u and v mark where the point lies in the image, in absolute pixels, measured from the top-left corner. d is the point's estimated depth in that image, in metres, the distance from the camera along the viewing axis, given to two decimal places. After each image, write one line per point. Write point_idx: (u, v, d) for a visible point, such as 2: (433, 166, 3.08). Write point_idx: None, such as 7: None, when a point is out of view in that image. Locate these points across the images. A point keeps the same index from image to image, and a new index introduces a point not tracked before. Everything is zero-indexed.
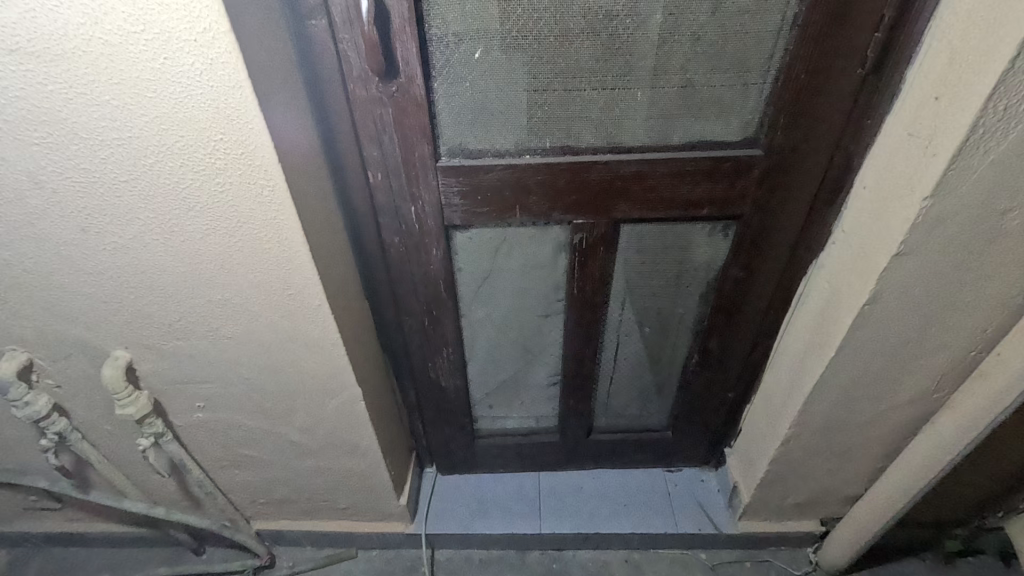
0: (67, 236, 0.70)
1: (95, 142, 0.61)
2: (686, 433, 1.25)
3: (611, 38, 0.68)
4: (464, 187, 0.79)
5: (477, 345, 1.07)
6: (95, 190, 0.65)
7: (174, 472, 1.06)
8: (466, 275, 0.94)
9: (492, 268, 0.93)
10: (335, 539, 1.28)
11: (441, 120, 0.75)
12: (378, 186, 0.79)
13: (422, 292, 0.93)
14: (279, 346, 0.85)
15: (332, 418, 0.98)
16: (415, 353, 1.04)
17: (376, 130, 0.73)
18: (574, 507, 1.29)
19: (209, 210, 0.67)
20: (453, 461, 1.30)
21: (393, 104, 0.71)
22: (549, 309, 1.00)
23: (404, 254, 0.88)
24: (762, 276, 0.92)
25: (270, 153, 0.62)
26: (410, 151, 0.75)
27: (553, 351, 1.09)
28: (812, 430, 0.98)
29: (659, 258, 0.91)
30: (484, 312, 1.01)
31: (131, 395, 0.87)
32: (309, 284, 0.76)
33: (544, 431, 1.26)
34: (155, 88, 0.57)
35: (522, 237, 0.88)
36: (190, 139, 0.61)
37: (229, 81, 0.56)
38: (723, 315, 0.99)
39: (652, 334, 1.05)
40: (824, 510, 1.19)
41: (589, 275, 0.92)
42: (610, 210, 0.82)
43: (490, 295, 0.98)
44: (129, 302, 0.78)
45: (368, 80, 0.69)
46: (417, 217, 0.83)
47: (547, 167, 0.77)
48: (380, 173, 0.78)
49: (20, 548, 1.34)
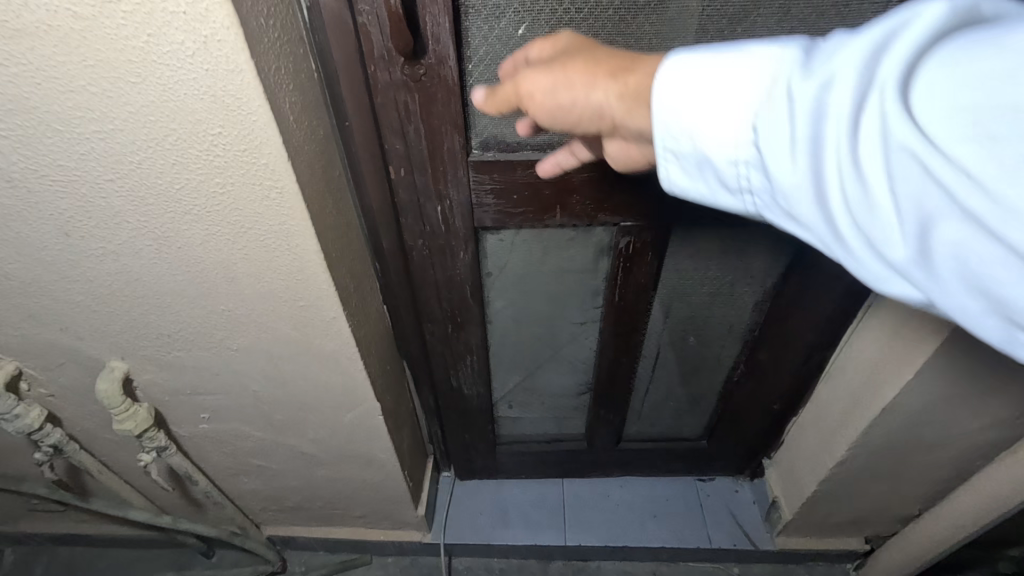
0: (48, 240, 0.61)
1: (72, 136, 0.51)
2: (722, 444, 1.17)
3: (681, 11, 0.57)
4: (498, 185, 0.70)
5: (504, 351, 0.99)
6: (76, 190, 0.56)
7: (180, 481, 1.00)
8: (497, 279, 0.85)
9: (526, 272, 0.85)
10: (349, 546, 1.23)
11: (474, 107, 0.64)
12: (400, 183, 0.69)
13: (446, 297, 0.85)
14: (291, 359, 0.77)
15: (348, 431, 0.91)
16: (437, 360, 0.96)
17: (398, 119, 0.63)
18: (600, 518, 1.23)
19: (208, 213, 0.58)
20: (473, 467, 1.24)
21: (419, 89, 0.60)
22: (585, 315, 0.92)
23: (427, 258, 0.79)
24: (827, 286, 0.82)
25: (278, 149, 0.52)
26: (438, 144, 0.65)
27: (585, 359, 1.01)
28: (870, 453, 0.90)
29: (712, 264, 0.83)
30: (513, 317, 0.92)
31: (129, 409, 0.79)
32: (324, 295, 0.67)
33: (571, 439, 1.19)
34: (139, 72, 0.47)
35: (561, 238, 0.79)
36: (184, 132, 0.51)
37: (227, 63, 0.46)
38: (778, 326, 0.90)
39: (696, 342, 0.97)
40: (870, 529, 1.12)
41: (633, 282, 0.83)
42: (663, 212, 0.73)
43: (521, 299, 0.89)
44: (123, 311, 0.70)
45: (392, 62, 0.58)
46: (443, 218, 0.73)
47: (594, 164, 0.67)
48: (403, 169, 0.68)
49: (25, 546, 1.29)
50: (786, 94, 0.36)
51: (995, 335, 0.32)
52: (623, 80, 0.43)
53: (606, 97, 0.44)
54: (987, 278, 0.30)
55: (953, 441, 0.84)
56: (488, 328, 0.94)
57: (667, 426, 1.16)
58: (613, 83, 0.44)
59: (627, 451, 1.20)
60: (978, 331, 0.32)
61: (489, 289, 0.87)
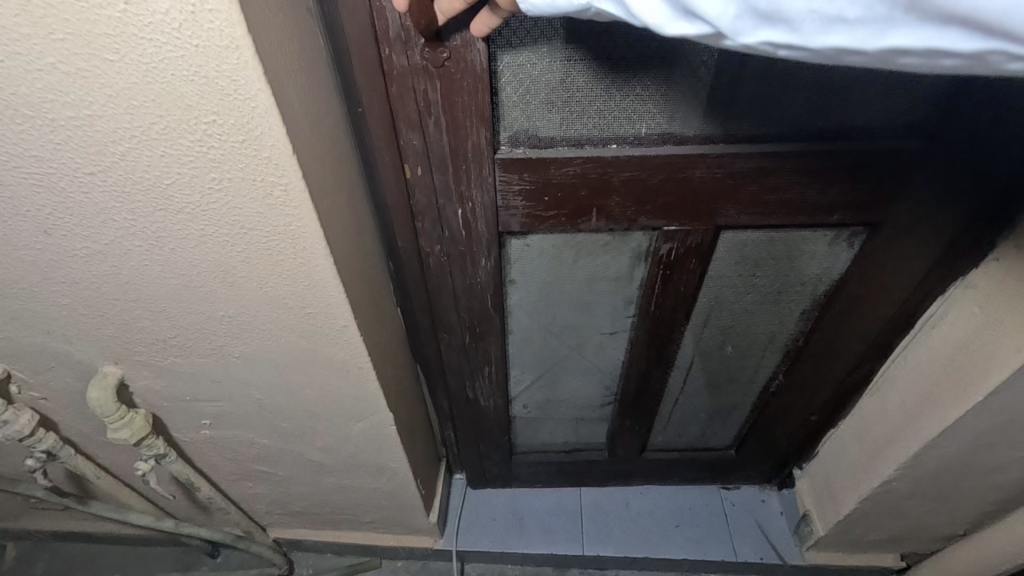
0: (27, 238, 0.54)
1: (45, 122, 0.44)
2: (752, 453, 1.12)
3: None
4: (528, 185, 0.62)
5: (525, 360, 0.93)
6: (54, 184, 0.49)
7: (182, 486, 0.95)
8: (521, 286, 0.78)
9: (555, 279, 0.78)
10: (358, 550, 1.19)
11: (503, 96, 0.57)
12: (417, 183, 0.62)
13: (466, 307, 0.78)
14: (297, 367, 0.70)
15: (358, 440, 0.85)
16: (452, 372, 0.90)
17: (416, 112, 0.55)
18: (619, 527, 1.17)
19: (202, 212, 0.51)
20: (488, 475, 1.18)
21: (442, 76, 0.52)
22: (615, 325, 0.86)
23: (445, 264, 0.72)
24: (886, 294, 0.75)
25: (281, 141, 0.45)
26: (461, 140, 0.57)
27: (612, 369, 0.95)
28: (920, 474, 0.83)
29: (760, 270, 0.76)
30: (537, 326, 0.86)
31: (125, 417, 0.73)
32: (333, 302, 0.61)
33: (592, 448, 1.14)
34: (119, 47, 0.40)
35: (593, 244, 0.72)
36: (172, 120, 0.44)
37: (221, 38, 0.39)
38: (825, 335, 0.83)
39: (733, 353, 0.90)
40: (907, 546, 1.06)
41: (672, 290, 0.77)
42: (713, 216, 0.66)
43: (547, 308, 0.83)
44: (115, 315, 0.64)
45: (410, 43, 0.50)
46: (464, 221, 0.66)
47: (639, 162, 0.60)
48: (420, 167, 0.60)
49: (28, 542, 1.26)
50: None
51: (759, 42, 0.32)
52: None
53: None
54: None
55: (1017, 466, 0.77)
56: (509, 338, 0.87)
57: (695, 434, 1.10)
58: None
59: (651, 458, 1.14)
60: (748, 40, 0.32)
61: (512, 296, 0.80)
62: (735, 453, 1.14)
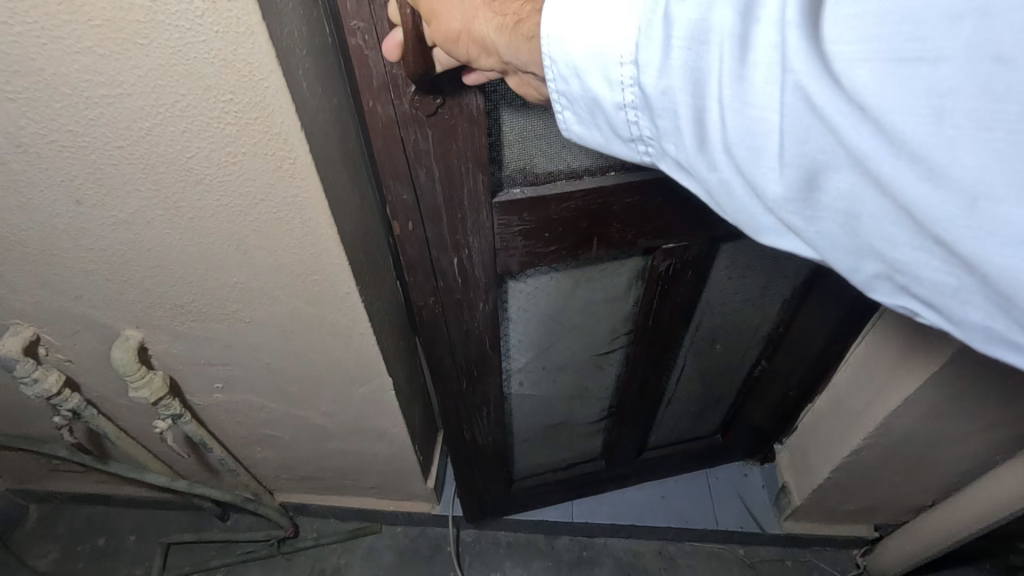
0: (61, 207, 0.60)
1: (82, 100, 0.50)
2: (736, 435, 1.19)
3: None
4: (528, 225, 0.66)
5: (523, 389, 0.97)
6: (88, 157, 0.55)
7: (195, 447, 1.02)
8: (518, 320, 0.84)
9: (557, 305, 0.83)
10: (361, 515, 1.25)
11: (504, 139, 0.62)
12: (406, 237, 0.65)
13: (463, 352, 0.82)
14: (303, 333, 0.76)
15: (360, 405, 0.91)
16: (452, 417, 0.94)
17: (409, 162, 0.58)
18: (610, 500, 1.23)
19: (220, 184, 0.57)
20: (484, 509, 1.17)
21: (437, 124, 0.55)
22: (614, 342, 0.92)
23: (438, 317, 0.76)
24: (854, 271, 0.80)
25: (291, 118, 0.50)
26: (456, 181, 0.60)
27: (608, 384, 1.01)
28: (886, 444, 0.89)
29: (750, 269, 0.85)
30: (535, 355, 0.91)
31: (144, 377, 0.80)
32: (336, 271, 0.66)
33: (588, 461, 1.19)
34: (148, 34, 0.45)
35: (596, 270, 0.78)
36: (194, 99, 0.49)
37: (236, 25, 0.44)
38: (804, 318, 0.90)
39: (722, 349, 0.98)
40: (879, 517, 1.12)
41: (669, 303, 0.83)
42: (711, 228, 0.72)
43: (548, 335, 0.88)
44: (137, 281, 0.70)
45: (400, 92, 0.52)
46: (460, 270, 0.70)
47: (638, 188, 0.66)
48: (410, 222, 0.63)
49: (49, 504, 1.34)
50: (674, 44, 0.33)
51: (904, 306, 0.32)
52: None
53: (487, 28, 0.41)
54: (900, 271, 0.30)
55: (975, 434, 0.83)
56: (506, 374, 0.93)
57: (683, 423, 1.16)
58: (490, 13, 0.41)
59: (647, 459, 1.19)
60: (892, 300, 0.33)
61: (517, 325, 0.85)
62: (721, 440, 1.21)
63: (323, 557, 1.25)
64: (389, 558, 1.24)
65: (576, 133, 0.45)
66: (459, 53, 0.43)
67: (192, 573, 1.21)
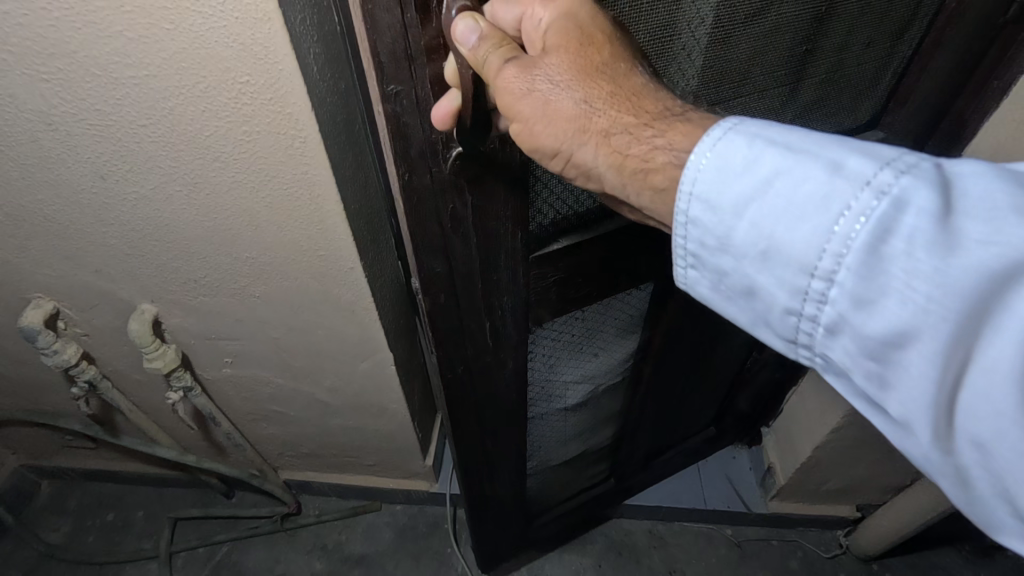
0: (86, 182, 0.64)
1: (110, 80, 0.54)
2: (728, 425, 1.23)
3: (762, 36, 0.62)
4: (559, 275, 0.68)
5: (542, 427, 0.98)
6: (112, 134, 0.59)
7: (204, 421, 1.06)
8: (545, 362, 0.85)
9: (580, 340, 0.85)
10: (361, 493, 1.30)
11: (546, 195, 0.62)
12: (439, 307, 0.65)
13: (492, 409, 0.84)
14: (310, 308, 0.81)
15: (362, 380, 0.95)
16: (476, 470, 0.93)
17: (448, 231, 0.57)
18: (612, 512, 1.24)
19: (235, 161, 0.61)
20: (500, 553, 1.15)
21: (475, 191, 0.55)
22: (626, 362, 0.95)
23: (468, 382, 0.77)
24: None
25: (302, 99, 0.55)
26: (492, 240, 0.60)
27: (617, 401, 1.04)
28: (864, 423, 0.93)
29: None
30: (557, 391, 0.92)
31: (159, 350, 0.84)
32: (342, 247, 0.71)
33: (597, 484, 1.19)
34: (174, 20, 0.49)
35: (617, 302, 0.82)
36: (213, 80, 0.53)
37: (255, 12, 0.48)
38: None
39: (723, 355, 1.03)
40: (861, 497, 1.16)
41: (681, 321, 0.88)
42: None
43: (570, 370, 0.90)
44: (154, 256, 0.74)
45: (440, 157, 0.51)
46: (493, 332, 0.72)
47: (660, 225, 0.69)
48: (444, 292, 0.63)
49: (60, 481, 1.38)
50: (917, 290, 0.32)
51: None
52: (650, 121, 0.40)
53: (593, 157, 0.42)
54: None
55: None
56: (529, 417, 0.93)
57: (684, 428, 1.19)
58: (600, 143, 0.41)
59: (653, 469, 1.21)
60: None
61: (542, 368, 0.86)
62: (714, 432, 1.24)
63: (324, 534, 1.29)
64: (389, 534, 1.29)
65: (692, 289, 0.43)
66: (556, 166, 0.45)
67: (199, 546, 1.26)
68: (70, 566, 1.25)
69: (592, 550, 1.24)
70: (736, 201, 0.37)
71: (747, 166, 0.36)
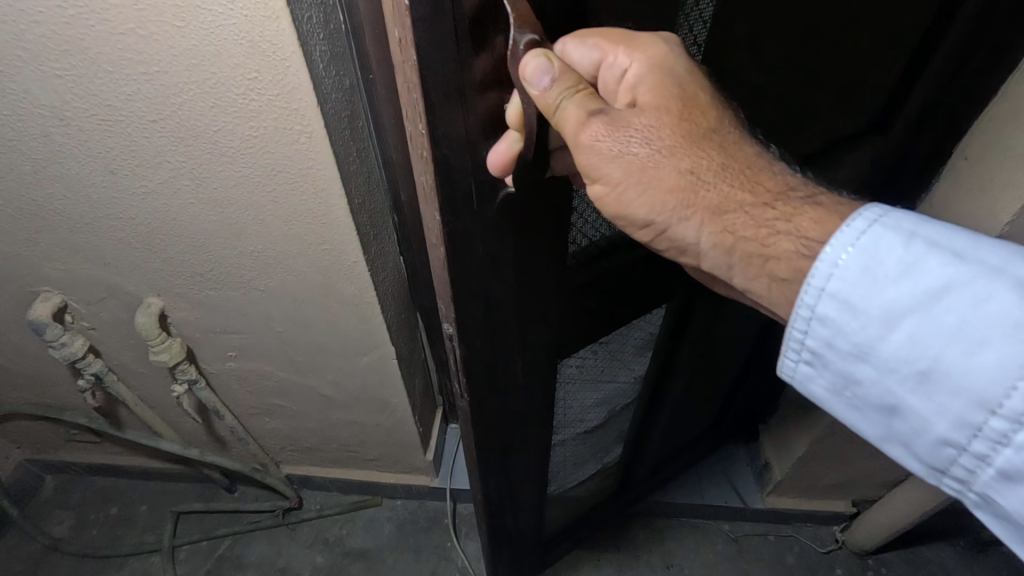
0: (95, 176, 0.66)
1: (121, 76, 0.55)
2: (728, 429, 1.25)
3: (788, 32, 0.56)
4: (585, 303, 0.66)
5: (558, 449, 0.96)
6: (123, 130, 0.60)
7: (207, 414, 1.08)
8: (564, 388, 0.83)
9: (600, 360, 0.84)
10: (362, 487, 1.31)
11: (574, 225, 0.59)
12: (470, 354, 0.60)
13: (520, 446, 0.79)
14: (313, 302, 0.82)
15: (364, 374, 0.97)
16: (499, 510, 0.87)
17: (486, 276, 0.53)
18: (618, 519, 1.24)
19: (242, 156, 0.62)
20: None
21: (516, 232, 0.51)
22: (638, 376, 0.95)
23: (494, 428, 0.72)
24: None
25: (308, 95, 0.56)
26: (530, 277, 0.56)
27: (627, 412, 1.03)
28: None
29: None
30: (574, 412, 0.91)
31: (164, 342, 0.86)
32: (346, 240, 0.72)
33: (609, 502, 1.17)
34: (185, 17, 0.50)
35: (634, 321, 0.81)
36: (222, 76, 0.55)
37: (264, 10, 0.50)
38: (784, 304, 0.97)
39: (726, 360, 1.04)
40: (856, 491, 1.18)
41: (688, 331, 0.88)
42: None
43: (587, 390, 0.88)
44: (160, 250, 0.75)
45: (490, 198, 0.47)
46: (521, 370, 0.67)
47: None
48: (478, 339, 0.58)
49: (64, 475, 1.39)
50: None
51: None
52: (772, 201, 0.41)
53: (694, 228, 0.43)
54: None
55: None
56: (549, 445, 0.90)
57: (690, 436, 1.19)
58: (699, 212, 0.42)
59: (662, 479, 1.21)
60: None
61: (564, 392, 0.84)
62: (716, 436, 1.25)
63: (325, 528, 1.30)
64: (389, 528, 1.30)
65: (804, 385, 0.44)
66: (642, 235, 0.47)
67: (201, 540, 1.27)
68: (74, 559, 1.26)
69: (591, 545, 1.25)
70: (887, 311, 0.37)
71: (910, 280, 0.37)
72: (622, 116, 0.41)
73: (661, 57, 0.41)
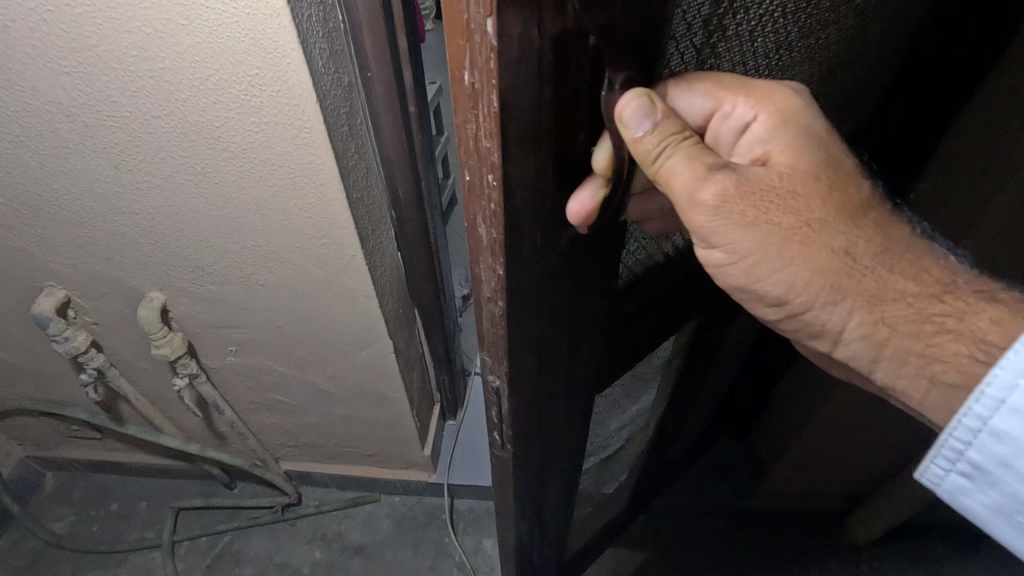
0: (100, 171, 0.67)
1: (126, 73, 0.57)
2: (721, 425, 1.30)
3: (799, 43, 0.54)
4: (622, 330, 0.62)
5: (585, 480, 0.91)
6: (128, 126, 0.62)
7: (208, 410, 1.09)
8: (596, 420, 0.78)
9: (627, 385, 0.81)
10: (361, 484, 1.32)
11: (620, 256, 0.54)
12: (516, 406, 0.53)
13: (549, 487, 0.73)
14: (312, 296, 0.84)
15: (363, 368, 0.98)
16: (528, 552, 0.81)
17: (539, 323, 0.47)
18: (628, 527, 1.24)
19: (243, 151, 0.64)
20: None
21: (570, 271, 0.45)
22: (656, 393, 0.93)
23: (530, 474, 0.65)
24: None
25: (308, 91, 0.58)
26: (579, 316, 0.51)
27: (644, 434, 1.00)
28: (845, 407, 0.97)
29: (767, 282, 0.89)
30: (601, 440, 0.86)
31: (166, 336, 0.87)
32: (345, 233, 0.73)
33: (625, 516, 1.15)
34: (189, 15, 0.52)
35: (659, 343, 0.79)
36: (224, 73, 0.57)
37: (265, 9, 0.51)
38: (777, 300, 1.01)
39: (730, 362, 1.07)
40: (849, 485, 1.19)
41: (702, 341, 0.88)
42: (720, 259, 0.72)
43: (614, 415, 0.85)
44: (163, 244, 0.77)
45: (547, 235, 0.40)
46: (560, 412, 0.62)
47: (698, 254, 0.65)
48: (526, 388, 0.52)
49: (64, 472, 1.40)
50: None
51: None
52: (941, 295, 0.41)
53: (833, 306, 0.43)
54: None
55: None
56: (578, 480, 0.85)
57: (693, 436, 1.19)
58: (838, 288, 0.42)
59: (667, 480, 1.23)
60: None
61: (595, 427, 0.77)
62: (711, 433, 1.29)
63: (324, 524, 1.31)
64: (388, 524, 1.31)
65: (953, 495, 0.42)
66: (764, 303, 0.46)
67: (201, 536, 1.28)
68: (75, 555, 1.27)
69: None
70: None
71: None
72: (760, 177, 0.41)
73: (786, 114, 0.42)
